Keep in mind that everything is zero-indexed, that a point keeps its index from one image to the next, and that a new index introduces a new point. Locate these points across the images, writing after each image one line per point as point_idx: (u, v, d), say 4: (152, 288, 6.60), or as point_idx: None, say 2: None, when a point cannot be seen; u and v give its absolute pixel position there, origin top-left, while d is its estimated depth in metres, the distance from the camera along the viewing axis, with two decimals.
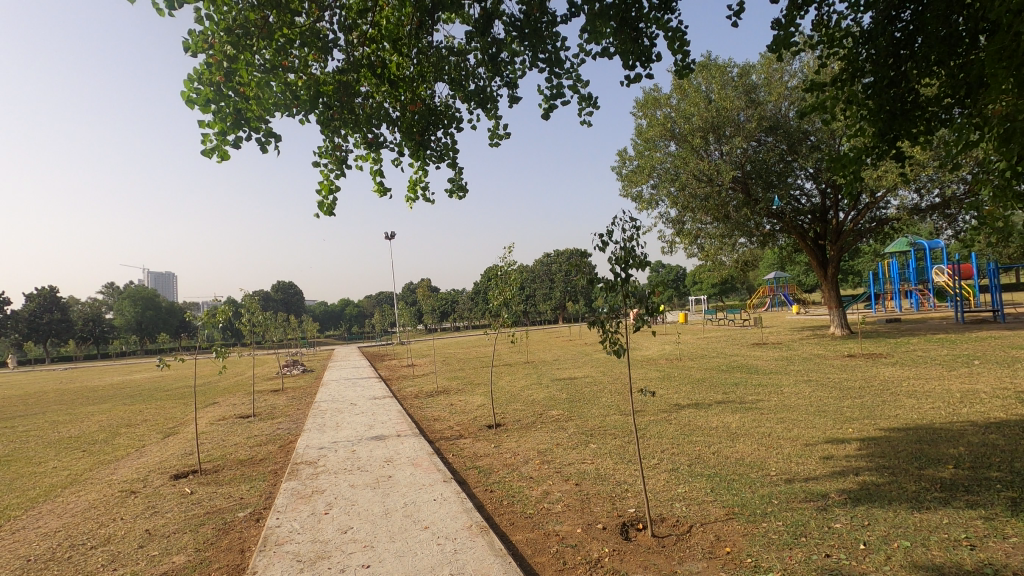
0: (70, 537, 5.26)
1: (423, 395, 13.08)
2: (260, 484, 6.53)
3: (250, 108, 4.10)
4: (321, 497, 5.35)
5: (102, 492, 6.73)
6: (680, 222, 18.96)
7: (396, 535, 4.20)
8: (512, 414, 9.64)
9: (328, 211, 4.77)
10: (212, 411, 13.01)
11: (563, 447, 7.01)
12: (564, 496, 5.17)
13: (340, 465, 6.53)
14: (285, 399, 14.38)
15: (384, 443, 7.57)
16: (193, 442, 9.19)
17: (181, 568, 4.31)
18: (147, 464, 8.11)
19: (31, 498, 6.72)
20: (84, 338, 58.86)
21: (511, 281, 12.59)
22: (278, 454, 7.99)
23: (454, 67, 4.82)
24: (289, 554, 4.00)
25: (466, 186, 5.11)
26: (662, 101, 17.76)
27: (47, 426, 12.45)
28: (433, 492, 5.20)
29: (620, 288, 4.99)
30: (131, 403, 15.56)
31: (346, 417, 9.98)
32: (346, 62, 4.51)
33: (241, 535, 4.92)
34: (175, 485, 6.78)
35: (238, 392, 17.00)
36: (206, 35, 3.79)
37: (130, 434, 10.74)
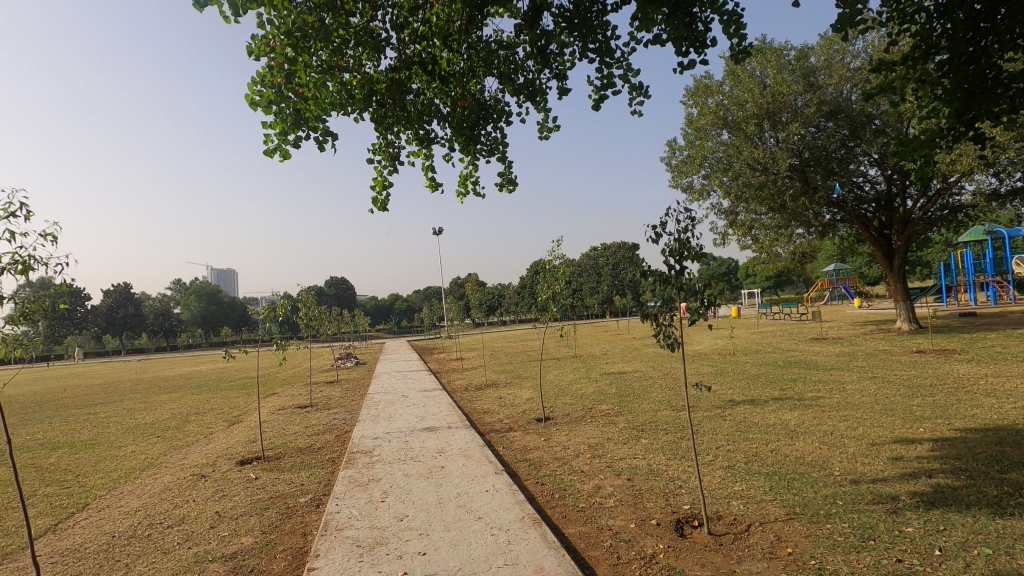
0: (149, 516, 5.64)
1: (473, 388, 13.25)
2: (319, 472, 6.78)
3: (309, 108, 4.23)
4: (377, 485, 5.52)
5: (175, 475, 7.17)
6: (732, 213, 18.38)
7: (451, 525, 4.27)
8: (562, 408, 9.62)
9: (382, 207, 4.72)
10: (273, 401, 13.65)
11: (614, 442, 6.94)
12: (616, 491, 5.13)
13: (394, 455, 6.70)
14: (340, 390, 14.94)
15: (436, 434, 7.71)
16: (255, 430, 9.65)
17: (249, 549, 4.54)
18: (215, 450, 8.59)
19: (113, 479, 7.24)
20: (155, 332, 63.16)
21: (559, 274, 12.51)
22: (335, 444, 8.29)
23: (503, 61, 4.80)
24: (349, 539, 4.14)
25: (517, 180, 5.03)
26: (713, 89, 17.22)
27: (126, 412, 13.42)
28: (485, 483, 5.25)
29: (673, 281, 4.88)
30: (199, 393, 16.54)
31: (398, 409, 10.23)
32: (397, 60, 4.59)
33: (303, 520, 5.12)
34: (241, 471, 7.14)
35: (296, 383, 17.78)
36: (268, 39, 3.92)
37: (198, 421, 11.41)
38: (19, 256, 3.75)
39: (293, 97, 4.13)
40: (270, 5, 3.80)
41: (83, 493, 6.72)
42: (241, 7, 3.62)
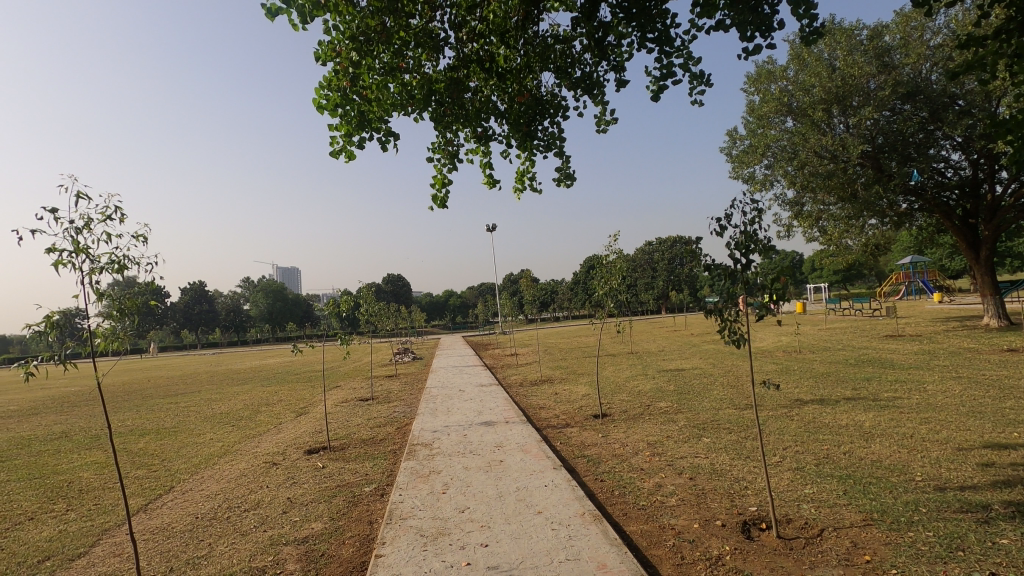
0: (228, 499, 6.01)
1: (528, 383, 13.34)
2: (382, 462, 7.01)
3: (371, 110, 4.33)
4: (438, 477, 5.65)
5: (250, 462, 7.61)
6: (798, 204, 17.56)
7: (512, 518, 4.31)
8: (619, 405, 9.50)
9: (441, 204, 4.68)
10: (337, 393, 14.24)
11: (674, 440, 6.79)
12: (678, 490, 5.02)
13: (454, 448, 6.84)
14: (399, 384, 15.38)
15: (493, 428, 7.79)
16: (321, 422, 10.08)
17: (319, 534, 4.75)
18: (285, 439, 9.05)
19: (195, 464, 7.76)
20: (227, 327, 67.23)
21: (615, 270, 12.30)
22: (396, 435, 8.55)
23: (560, 55, 4.75)
24: (413, 528, 4.26)
25: (575, 175, 4.81)
26: (776, 74, 16.50)
27: (204, 402, 14.36)
28: (544, 478, 5.27)
29: (739, 276, 4.71)
30: (269, 385, 17.48)
31: (455, 403, 10.41)
32: (456, 59, 4.63)
33: (368, 508, 5.32)
34: (309, 460, 7.49)
35: (357, 377, 18.46)
36: (334, 44, 4.06)
37: (269, 412, 12.05)
38: (116, 256, 4.06)
39: (357, 100, 4.25)
40: (335, 11, 3.93)
41: (169, 476, 7.23)
42: (308, 15, 3.76)
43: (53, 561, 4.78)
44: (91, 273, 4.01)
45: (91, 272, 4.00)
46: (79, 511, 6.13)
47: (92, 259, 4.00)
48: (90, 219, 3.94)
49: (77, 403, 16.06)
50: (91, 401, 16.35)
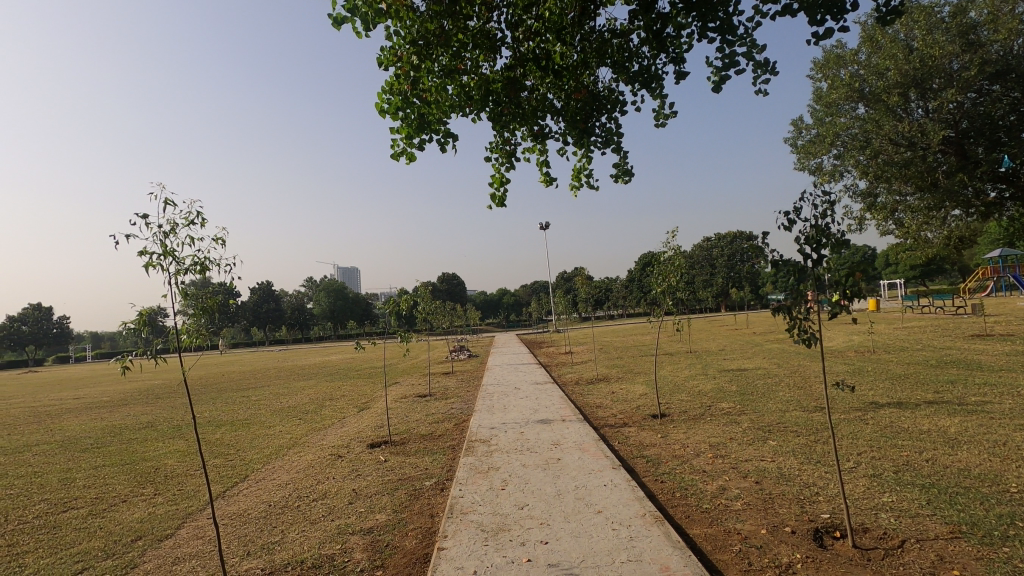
0: (297, 488, 6.31)
1: (584, 382, 13.24)
2: (441, 457, 7.15)
3: (431, 113, 4.43)
4: (497, 473, 5.71)
5: (317, 454, 7.96)
6: (871, 194, 16.58)
7: (571, 516, 4.31)
8: (679, 405, 9.28)
9: (500, 203, 4.70)
10: (396, 390, 14.64)
11: (737, 442, 6.57)
12: (743, 494, 4.86)
13: (511, 445, 6.89)
14: (455, 381, 15.66)
15: (550, 426, 7.79)
16: (382, 416, 10.41)
17: (384, 525, 4.91)
18: (348, 433, 9.39)
19: (266, 455, 8.19)
20: (292, 325, 70.47)
21: (675, 266, 12.00)
22: (454, 432, 8.70)
23: (617, 49, 4.65)
24: (474, 523, 4.33)
25: (633, 171, 4.53)
26: (846, 59, 15.63)
27: (273, 396, 15.12)
28: (603, 478, 5.22)
29: (809, 273, 4.50)
30: (332, 380, 18.20)
31: (511, 400, 10.49)
32: (512, 58, 4.63)
33: (429, 501, 5.44)
34: (371, 453, 7.75)
35: (415, 374, 18.91)
36: (395, 49, 4.18)
37: (333, 406, 12.54)
38: (199, 258, 4.35)
39: (417, 103, 4.35)
40: (396, 17, 4.03)
41: (243, 465, 7.67)
42: (371, 22, 3.88)
43: (145, 540, 5.17)
44: (177, 274, 4.32)
45: (177, 273, 4.31)
46: (165, 495, 6.61)
47: (177, 262, 4.30)
48: (175, 224, 4.24)
49: (161, 396, 17.28)
50: (174, 393, 17.57)
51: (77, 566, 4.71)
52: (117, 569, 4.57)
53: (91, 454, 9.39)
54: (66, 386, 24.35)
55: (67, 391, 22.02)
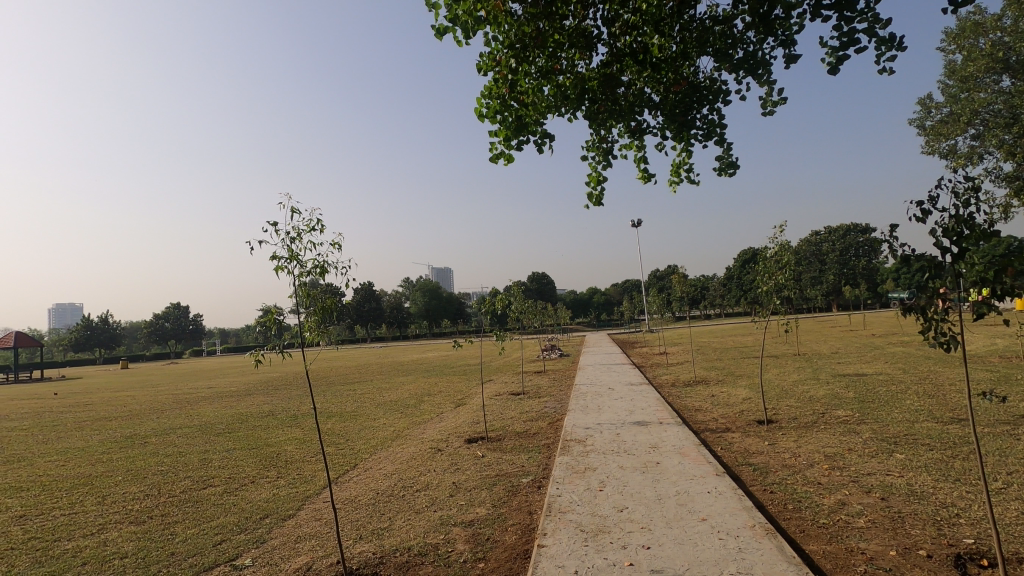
0: (402, 479, 6.66)
1: (681, 384, 12.79)
2: (537, 455, 7.22)
3: (528, 114, 4.47)
4: (594, 474, 5.66)
5: (418, 447, 8.35)
6: (1019, 178, 14.54)
7: (673, 522, 4.18)
8: (787, 411, 8.70)
9: (597, 201, 4.65)
10: (491, 387, 14.96)
11: (858, 454, 6.03)
12: (867, 511, 4.46)
13: (607, 446, 6.81)
14: (548, 379, 15.73)
15: (647, 429, 7.59)
16: (478, 413, 10.70)
17: (484, 518, 5.05)
18: (447, 427, 9.74)
19: (373, 446, 8.71)
20: (391, 323, 74.24)
21: (783, 263, 11.18)
22: (549, 430, 8.74)
23: (719, 36, 4.40)
24: (572, 523, 4.33)
25: (737, 163, 4.27)
26: (987, 25, 13.84)
27: (377, 390, 16.03)
28: (706, 484, 5.01)
29: (947, 270, 4.03)
30: (429, 377, 18.94)
31: (606, 401, 10.36)
32: (608, 55, 4.56)
33: (527, 498, 5.52)
34: (469, 448, 7.99)
35: (508, 372, 19.21)
36: (494, 54, 4.28)
37: (431, 402, 13.07)
38: (319, 261, 4.72)
39: (515, 105, 4.41)
40: (494, 22, 4.11)
41: (353, 454, 8.20)
42: (471, 29, 3.98)
43: (272, 519, 5.70)
44: (300, 276, 4.72)
45: (300, 276, 4.73)
46: (286, 478, 7.24)
47: (300, 265, 4.70)
48: (299, 231, 4.66)
49: (280, 387, 18.91)
50: (290, 385, 19.18)
51: (217, 537, 5.28)
52: (249, 542, 5.07)
53: (225, 438, 10.50)
54: (202, 377, 27.39)
55: (202, 381, 24.77)
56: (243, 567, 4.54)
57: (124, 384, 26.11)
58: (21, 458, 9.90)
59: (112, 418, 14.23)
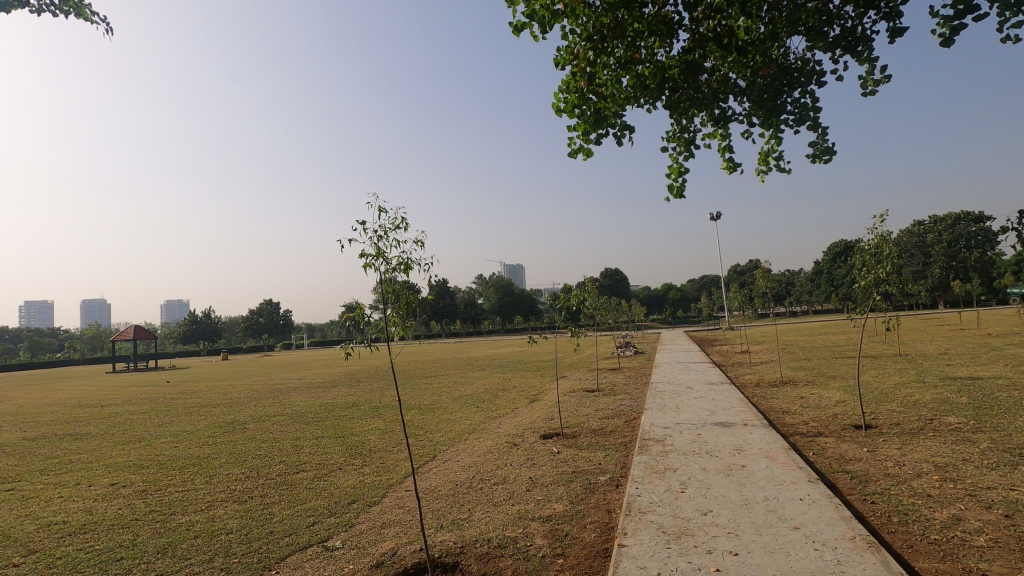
0: (480, 471, 6.79)
1: (767, 384, 12.16)
2: (614, 453, 7.11)
3: (607, 107, 4.38)
4: (674, 475, 5.50)
5: (495, 441, 8.47)
6: None
7: (762, 529, 3.98)
8: (888, 416, 8.02)
9: (678, 194, 4.50)
10: (565, 383, 14.91)
11: (974, 465, 5.47)
12: (986, 529, 4.04)
13: (688, 446, 6.59)
14: (624, 377, 15.45)
15: (731, 430, 7.28)
16: (553, 409, 10.69)
17: (561, 515, 5.04)
18: (522, 423, 9.81)
19: (451, 438, 8.94)
20: (465, 319, 75.84)
21: (882, 256, 10.27)
22: (625, 428, 8.59)
23: (812, 13, 4.09)
24: (654, 524, 4.23)
25: (834, 149, 3.97)
26: None
27: (453, 384, 16.44)
28: (798, 491, 4.72)
29: None
30: (504, 372, 19.17)
31: (685, 400, 10.03)
32: (690, 42, 4.37)
33: (605, 497, 5.45)
34: (545, 444, 8.01)
35: (581, 368, 19.06)
36: (572, 47, 4.23)
37: (506, 397, 13.21)
38: (404, 258, 4.88)
39: (594, 99, 4.34)
40: (571, 15, 4.06)
41: (432, 446, 8.46)
42: (548, 24, 3.95)
43: (359, 504, 5.99)
44: (386, 273, 4.90)
45: (386, 272, 4.92)
46: (371, 466, 7.59)
47: (386, 261, 4.88)
48: (385, 229, 4.83)
49: (363, 379, 19.85)
50: (372, 378, 20.09)
51: (311, 519, 5.63)
52: (339, 526, 5.35)
53: (314, 426, 11.16)
54: (293, 369, 29.29)
55: (293, 372, 26.51)
56: (334, 549, 4.80)
57: (225, 374, 28.44)
58: (142, 439, 11.01)
59: (217, 405, 15.52)
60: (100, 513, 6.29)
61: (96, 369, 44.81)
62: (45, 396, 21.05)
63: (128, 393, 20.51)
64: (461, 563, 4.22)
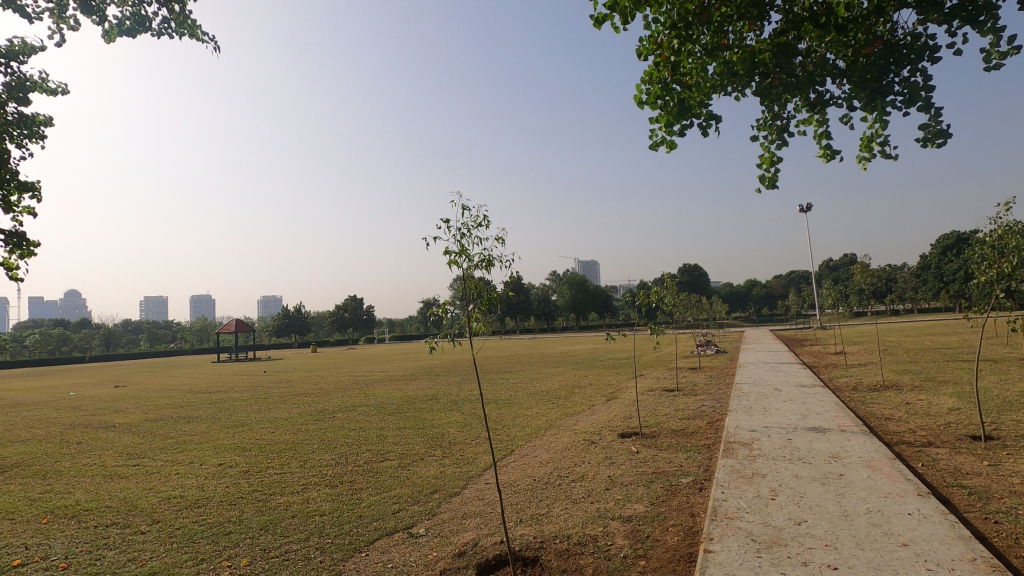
0: (558, 468, 6.79)
1: (866, 388, 11.27)
2: (696, 455, 6.87)
3: (692, 97, 4.25)
4: (764, 480, 5.23)
5: (572, 438, 8.43)
6: None
7: (865, 544, 3.70)
8: (1012, 427, 7.19)
9: (770, 184, 4.31)
10: (642, 382, 14.58)
11: None
12: None
13: (778, 452, 6.24)
14: (706, 377, 14.87)
15: (825, 436, 6.81)
16: (631, 408, 10.48)
17: (643, 516, 4.94)
18: (599, 421, 9.69)
19: (527, 434, 9.00)
20: (539, 316, 76.13)
21: (1007, 249, 9.21)
22: (708, 430, 8.26)
23: None
24: (742, 531, 4.05)
25: (948, 132, 3.61)
26: None
27: (528, 380, 16.53)
28: (906, 505, 4.34)
29: None
30: (579, 369, 19.04)
31: (773, 403, 9.50)
32: (783, 22, 4.12)
33: (688, 500, 5.28)
34: (623, 443, 7.87)
35: (659, 367, 18.57)
36: (654, 37, 4.14)
37: (582, 394, 13.11)
38: (485, 255, 4.98)
39: (678, 89, 4.23)
40: (655, 4, 3.96)
41: (509, 441, 8.56)
42: (631, 14, 3.89)
43: (440, 494, 6.18)
44: (469, 269, 5.03)
45: (468, 269, 5.04)
46: (451, 458, 7.80)
47: (468, 258, 5.01)
48: (467, 226, 4.95)
49: (442, 373, 20.43)
50: (450, 372, 20.64)
51: (396, 506, 5.88)
52: (422, 514, 5.55)
53: (396, 417, 11.64)
54: (376, 361, 30.67)
55: (376, 365, 27.78)
56: (418, 536, 4.99)
57: (315, 366, 30.31)
58: (244, 424, 11.96)
59: (308, 394, 16.57)
60: (210, 490, 6.90)
61: (203, 358, 49.18)
62: (163, 382, 23.36)
63: (233, 381, 22.35)
64: (541, 558, 4.24)
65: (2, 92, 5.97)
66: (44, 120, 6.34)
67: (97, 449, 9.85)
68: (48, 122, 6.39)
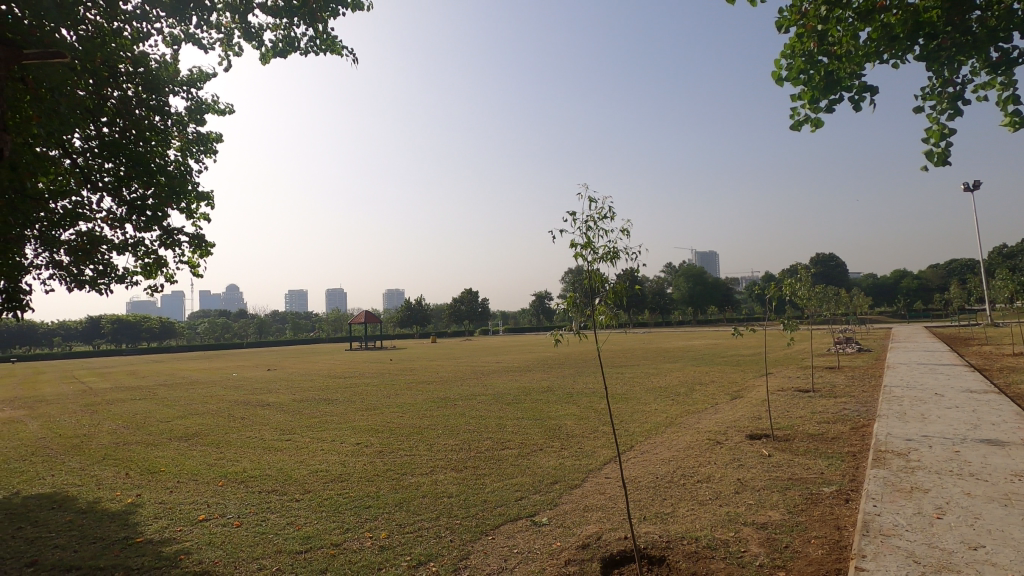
0: (681, 467, 6.54)
1: None
2: (839, 463, 6.26)
3: (841, 68, 3.90)
4: (926, 496, 4.64)
5: (695, 437, 8.08)
6: None
7: None
8: None
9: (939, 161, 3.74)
10: (772, 381, 13.55)
11: None
12: None
13: (943, 465, 5.50)
14: (846, 378, 13.46)
15: (1004, 451, 5.87)
16: (760, 408, 9.79)
17: (779, 524, 4.61)
18: (724, 420, 9.17)
19: (647, 430, 8.78)
20: (653, 309, 73.68)
21: None
22: (853, 436, 7.49)
23: None
24: (902, 550, 3.63)
25: None
26: None
27: (645, 375, 16.08)
28: None
29: None
30: (699, 365, 18.14)
31: (933, 409, 8.37)
32: None
33: (832, 511, 4.83)
34: (753, 445, 7.39)
35: (791, 365, 17.13)
36: (797, 6, 3.87)
37: (703, 391, 12.49)
38: (610, 248, 4.92)
39: (825, 61, 3.91)
40: None
41: (628, 436, 8.40)
42: None
43: (561, 485, 6.24)
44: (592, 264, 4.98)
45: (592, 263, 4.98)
46: (570, 450, 7.84)
47: (593, 251, 4.98)
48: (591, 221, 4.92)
49: (556, 367, 20.55)
50: (563, 365, 20.67)
51: (518, 494, 6.03)
52: (544, 503, 5.64)
53: (514, 407, 11.93)
54: (492, 353, 31.62)
55: (491, 356, 28.65)
56: (541, 524, 5.08)
57: (435, 356, 31.97)
58: (375, 407, 12.94)
59: (430, 383, 17.51)
60: (351, 466, 7.57)
61: (336, 346, 54.12)
62: (307, 367, 25.97)
63: (364, 368, 24.26)
64: (668, 558, 4.12)
65: (185, 115, 7.06)
66: (216, 137, 7.43)
67: (257, 424, 11.23)
68: (218, 139, 7.48)
